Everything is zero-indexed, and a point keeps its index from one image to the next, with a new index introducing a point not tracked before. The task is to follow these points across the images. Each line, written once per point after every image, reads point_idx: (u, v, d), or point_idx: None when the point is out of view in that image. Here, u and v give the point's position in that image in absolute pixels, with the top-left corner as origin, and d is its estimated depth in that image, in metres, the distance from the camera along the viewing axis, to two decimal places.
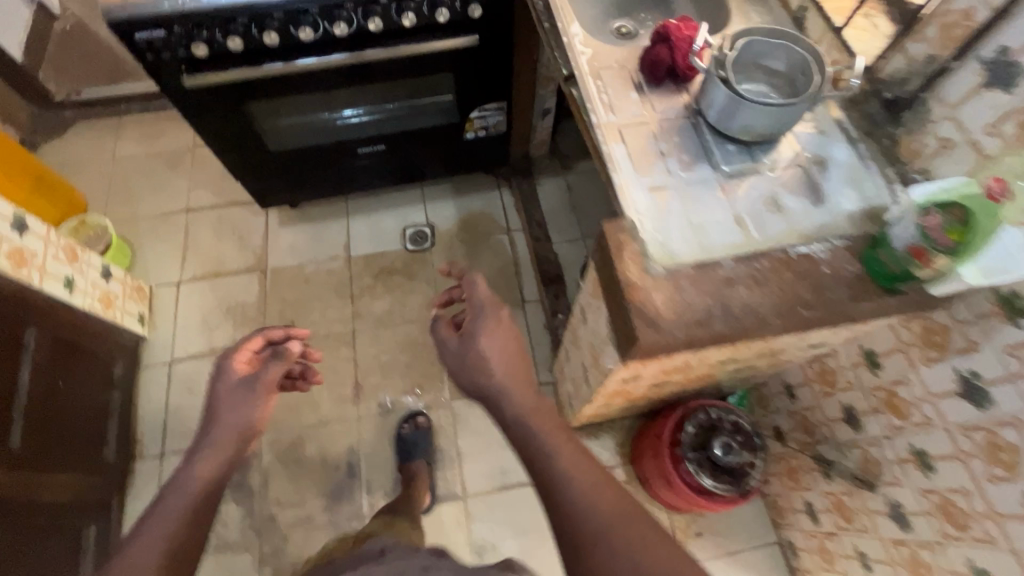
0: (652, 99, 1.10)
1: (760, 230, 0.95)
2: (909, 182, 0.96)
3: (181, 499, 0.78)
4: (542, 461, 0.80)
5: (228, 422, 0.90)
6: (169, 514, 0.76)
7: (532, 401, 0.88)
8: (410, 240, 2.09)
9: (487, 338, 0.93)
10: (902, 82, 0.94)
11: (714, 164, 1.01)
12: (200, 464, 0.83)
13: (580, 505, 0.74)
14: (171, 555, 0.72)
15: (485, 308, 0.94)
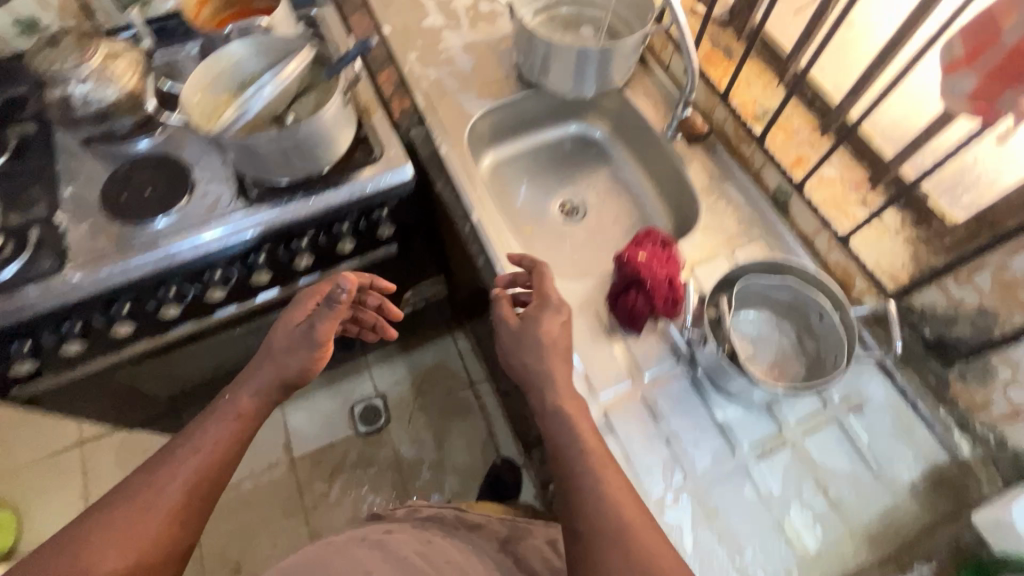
0: (637, 351, 0.87)
1: (815, 540, 0.74)
2: (971, 432, 0.77)
3: (167, 482, 0.64)
4: (611, 513, 0.62)
5: (269, 372, 0.76)
6: (160, 475, 0.65)
7: (600, 445, 0.69)
8: (360, 421, 1.79)
9: (551, 322, 0.76)
10: (946, 322, 0.75)
11: (732, 444, 0.80)
12: (216, 427, 0.70)
13: (644, 556, 0.59)
14: (164, 532, 0.62)
15: (558, 332, 0.76)
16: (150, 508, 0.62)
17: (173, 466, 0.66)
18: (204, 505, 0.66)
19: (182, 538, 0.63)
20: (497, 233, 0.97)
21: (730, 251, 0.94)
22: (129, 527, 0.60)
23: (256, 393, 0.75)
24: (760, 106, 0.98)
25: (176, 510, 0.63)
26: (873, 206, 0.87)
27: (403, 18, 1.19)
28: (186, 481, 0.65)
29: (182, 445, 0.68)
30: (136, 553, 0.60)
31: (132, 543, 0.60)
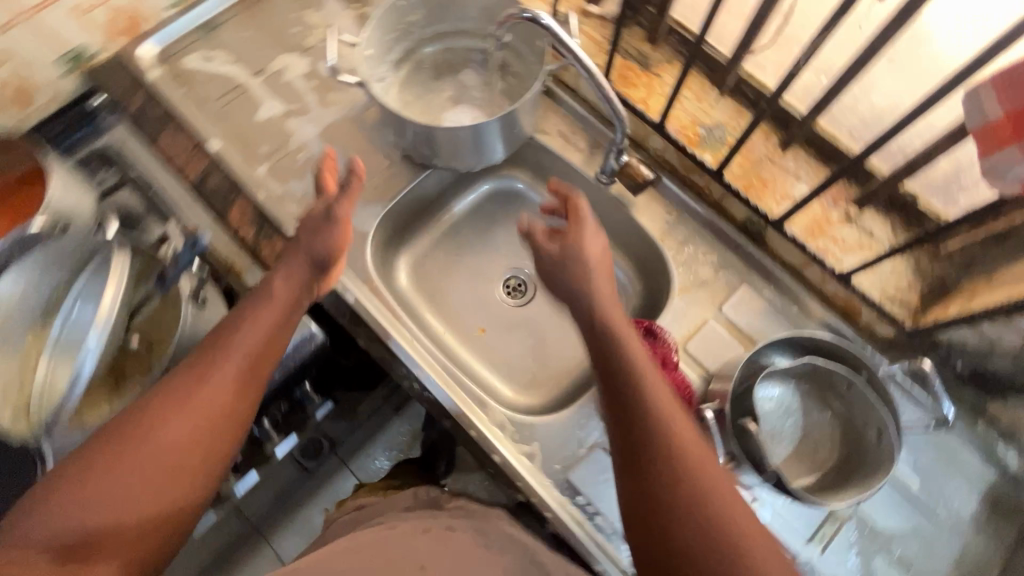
0: None
1: None
2: (1018, 443, 0.72)
3: (204, 396, 0.58)
4: (654, 407, 0.55)
5: (301, 265, 0.70)
6: (173, 419, 0.55)
7: (613, 303, 0.67)
8: None
9: (592, 240, 0.71)
10: (986, 355, 0.67)
11: (793, 548, 0.71)
12: (263, 313, 0.65)
13: (677, 450, 0.52)
14: (193, 443, 0.56)
15: (587, 220, 0.71)
16: (176, 446, 0.55)
17: (211, 376, 0.59)
18: (244, 425, 0.60)
19: (216, 460, 0.57)
20: (455, 385, 0.77)
21: (718, 309, 0.82)
22: (153, 474, 0.53)
23: (298, 287, 0.69)
24: (701, 124, 0.82)
25: (206, 433, 0.57)
26: (858, 221, 0.77)
27: (231, 119, 0.91)
28: (231, 389, 0.59)
29: (230, 344, 0.61)
30: (178, 477, 0.54)
31: (150, 464, 0.53)
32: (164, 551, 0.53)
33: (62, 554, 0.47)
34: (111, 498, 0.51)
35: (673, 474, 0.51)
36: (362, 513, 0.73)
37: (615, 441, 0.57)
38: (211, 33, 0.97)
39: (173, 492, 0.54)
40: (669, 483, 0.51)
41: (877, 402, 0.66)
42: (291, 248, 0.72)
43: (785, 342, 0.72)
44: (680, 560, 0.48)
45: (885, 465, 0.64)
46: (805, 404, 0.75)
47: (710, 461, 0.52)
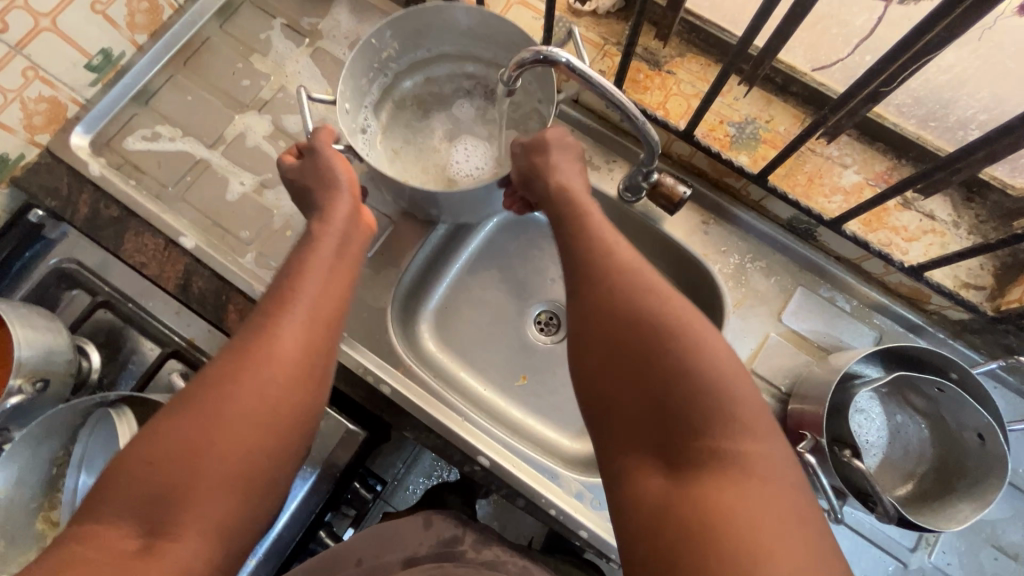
0: None
1: None
2: None
3: (274, 347, 0.50)
4: (617, 275, 0.51)
5: (333, 236, 0.61)
6: (247, 381, 0.48)
7: (597, 214, 0.59)
8: None
9: (560, 142, 0.64)
10: None
11: (900, 558, 0.69)
12: (313, 278, 0.56)
13: (677, 326, 0.47)
14: (279, 414, 0.49)
15: (555, 141, 0.64)
16: (248, 403, 0.47)
17: (282, 326, 0.52)
18: (319, 375, 0.53)
19: (297, 405, 0.50)
20: (520, 461, 0.71)
21: (778, 320, 0.76)
22: (241, 434, 0.46)
23: (345, 226, 0.62)
24: (730, 122, 0.74)
25: (290, 394, 0.50)
26: (917, 204, 0.70)
27: (199, 204, 0.79)
28: (298, 340, 0.52)
29: (292, 294, 0.54)
30: (267, 434, 0.48)
31: (233, 426, 0.46)
32: (250, 519, 0.47)
33: (156, 504, 0.43)
34: (217, 461, 0.45)
35: (671, 331, 0.46)
36: (378, 541, 0.66)
37: (589, 358, 0.50)
38: (150, 104, 0.84)
39: (259, 452, 0.47)
40: (654, 355, 0.46)
41: (973, 407, 0.62)
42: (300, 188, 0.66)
43: (868, 355, 0.67)
44: (695, 437, 0.43)
45: (994, 472, 0.61)
46: (886, 406, 0.72)
47: (716, 348, 0.46)
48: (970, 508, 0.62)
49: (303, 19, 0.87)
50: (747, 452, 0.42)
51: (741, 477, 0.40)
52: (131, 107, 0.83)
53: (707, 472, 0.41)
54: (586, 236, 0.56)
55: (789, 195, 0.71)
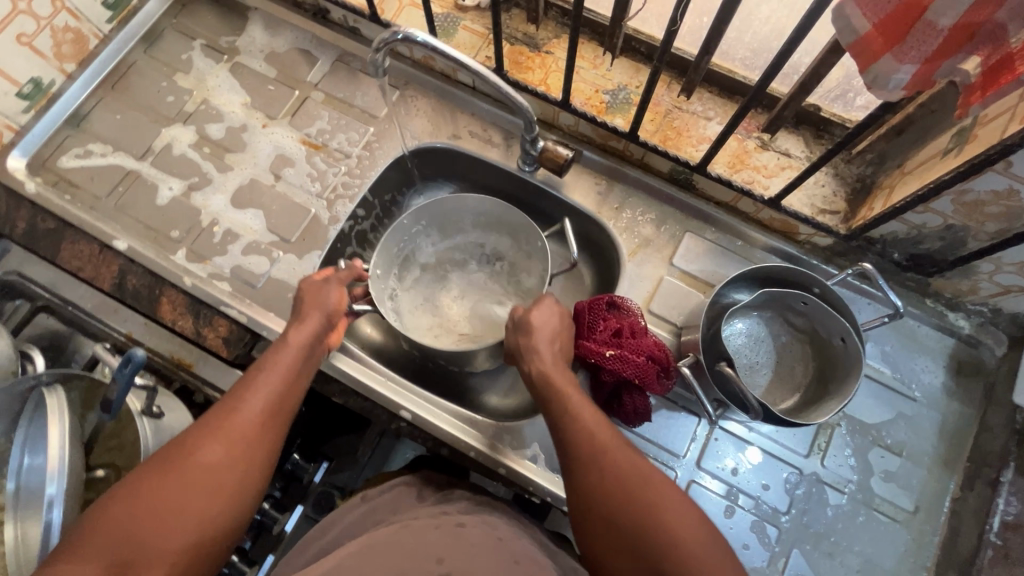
0: (651, 435, 0.76)
1: (908, 500, 0.74)
2: (964, 309, 0.77)
3: (234, 421, 0.55)
4: (587, 425, 0.57)
5: (303, 334, 0.65)
6: (205, 448, 0.53)
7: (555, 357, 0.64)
8: None
9: (545, 319, 0.66)
10: (915, 241, 0.70)
11: (796, 465, 0.75)
12: (278, 369, 0.61)
13: (624, 480, 0.53)
14: (226, 485, 0.52)
15: (540, 323, 0.66)
16: (197, 469, 0.51)
17: (249, 404, 0.57)
18: (266, 455, 0.56)
19: (240, 480, 0.53)
20: (440, 413, 0.76)
21: (670, 264, 0.83)
22: (185, 496, 0.50)
23: (315, 334, 0.66)
24: (605, 91, 0.82)
25: (238, 464, 0.54)
26: (774, 145, 0.79)
27: (132, 211, 0.86)
28: (256, 415, 0.57)
29: (259, 374, 0.59)
30: (209, 502, 0.51)
31: (183, 491, 0.50)
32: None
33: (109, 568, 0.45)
34: (155, 525, 0.48)
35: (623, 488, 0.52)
36: (380, 504, 0.67)
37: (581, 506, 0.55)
38: (82, 127, 0.90)
39: (198, 518, 0.50)
40: (623, 503, 0.51)
41: (830, 313, 0.69)
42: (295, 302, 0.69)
43: (740, 278, 0.74)
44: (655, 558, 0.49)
45: (854, 369, 0.68)
46: (772, 329, 0.78)
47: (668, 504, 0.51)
48: (837, 403, 0.68)
49: (221, 38, 0.95)
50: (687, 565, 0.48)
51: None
52: (65, 130, 0.90)
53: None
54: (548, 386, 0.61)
55: (660, 148, 0.79)
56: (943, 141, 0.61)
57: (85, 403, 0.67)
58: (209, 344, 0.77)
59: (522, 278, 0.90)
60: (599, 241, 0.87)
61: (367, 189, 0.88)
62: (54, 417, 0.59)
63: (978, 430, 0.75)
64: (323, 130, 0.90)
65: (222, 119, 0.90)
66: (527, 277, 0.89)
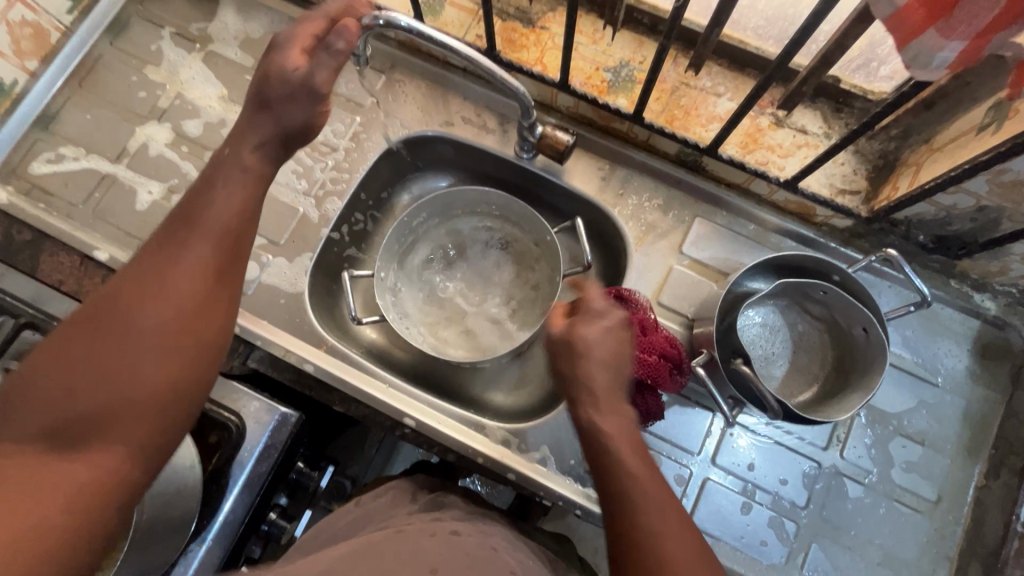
0: (664, 433, 0.73)
1: (929, 489, 0.72)
2: (991, 290, 0.73)
3: (197, 232, 0.48)
4: (610, 439, 0.51)
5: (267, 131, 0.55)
6: (132, 301, 0.45)
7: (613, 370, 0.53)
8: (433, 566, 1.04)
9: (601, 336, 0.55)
10: (942, 222, 0.66)
11: (814, 458, 0.73)
12: (225, 190, 0.51)
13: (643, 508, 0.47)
14: (162, 336, 0.45)
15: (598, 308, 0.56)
16: (129, 319, 0.45)
17: (208, 219, 0.49)
18: (235, 266, 0.50)
19: (208, 307, 0.48)
20: (445, 418, 0.74)
21: (680, 253, 0.79)
22: (120, 359, 0.44)
23: (259, 158, 0.54)
24: (606, 68, 0.76)
25: (190, 313, 0.46)
26: (789, 121, 0.73)
27: (111, 218, 0.81)
28: (222, 225, 0.49)
29: (214, 188, 0.51)
30: (152, 359, 0.45)
31: (112, 354, 0.44)
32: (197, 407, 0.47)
33: (56, 430, 0.42)
34: (86, 390, 0.43)
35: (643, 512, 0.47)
36: (372, 510, 0.65)
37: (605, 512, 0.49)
38: (52, 129, 0.85)
39: (144, 379, 0.44)
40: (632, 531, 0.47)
41: (852, 303, 0.65)
42: (253, 103, 0.55)
43: (756, 267, 0.70)
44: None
45: (877, 362, 0.64)
46: (788, 318, 0.75)
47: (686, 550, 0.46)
48: (859, 398, 0.65)
49: (191, 25, 0.88)
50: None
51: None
52: (34, 133, 0.84)
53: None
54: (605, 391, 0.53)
55: (666, 129, 0.74)
56: (979, 114, 0.56)
57: None
58: None
59: (534, 278, 0.86)
60: (603, 229, 0.83)
61: (356, 185, 0.83)
62: None
63: (1004, 416, 0.72)
64: None
65: (198, 114, 0.85)
66: (533, 269, 0.87)
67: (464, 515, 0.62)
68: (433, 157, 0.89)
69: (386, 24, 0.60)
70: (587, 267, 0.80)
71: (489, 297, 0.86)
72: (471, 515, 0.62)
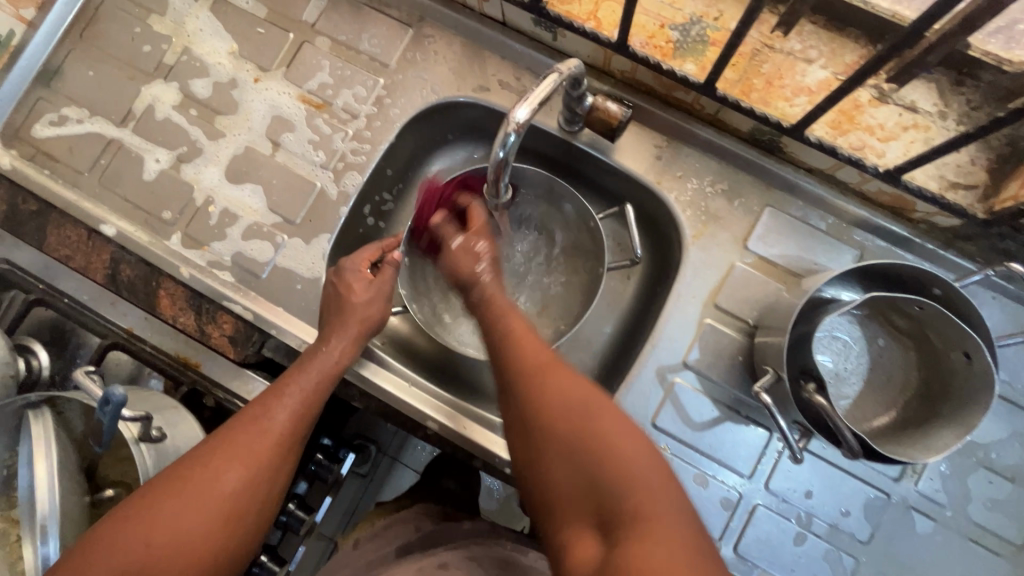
0: (714, 452, 0.66)
1: (1015, 531, 0.63)
2: None
3: (251, 428, 0.55)
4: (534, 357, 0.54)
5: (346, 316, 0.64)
6: (186, 473, 0.51)
7: (538, 348, 0.55)
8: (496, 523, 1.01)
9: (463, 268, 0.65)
10: None
11: (883, 490, 0.64)
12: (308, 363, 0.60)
13: (601, 439, 0.46)
14: (190, 527, 0.49)
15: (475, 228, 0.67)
16: (174, 496, 0.50)
17: (266, 419, 0.56)
18: (277, 459, 0.55)
19: (252, 501, 0.53)
20: (472, 423, 0.68)
21: (744, 249, 0.68)
22: (161, 538, 0.48)
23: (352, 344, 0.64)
24: (672, 26, 0.64)
25: (255, 476, 0.53)
26: (896, 96, 0.61)
27: (118, 189, 0.75)
28: (275, 425, 0.56)
29: (284, 386, 0.58)
30: (175, 549, 0.48)
31: (154, 522, 0.48)
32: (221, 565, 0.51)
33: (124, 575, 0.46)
34: (118, 560, 0.47)
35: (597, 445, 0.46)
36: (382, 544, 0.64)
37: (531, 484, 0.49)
38: (53, 85, 0.77)
39: (212, 521, 0.50)
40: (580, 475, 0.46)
41: (956, 323, 0.55)
42: (327, 305, 0.66)
43: (840, 274, 0.59)
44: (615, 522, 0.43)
45: (980, 395, 0.55)
46: (867, 330, 0.65)
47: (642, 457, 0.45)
48: (953, 435, 0.56)
49: None
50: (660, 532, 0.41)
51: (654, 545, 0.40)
52: (35, 90, 0.77)
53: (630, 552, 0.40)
54: (525, 354, 0.54)
55: (743, 102, 0.62)
56: None
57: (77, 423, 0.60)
58: (214, 344, 0.70)
59: (574, 266, 0.77)
60: (655, 216, 0.73)
61: (378, 158, 0.75)
62: (40, 449, 0.52)
63: None
64: (326, 84, 0.75)
65: (207, 72, 0.76)
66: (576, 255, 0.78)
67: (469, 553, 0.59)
68: (465, 124, 0.80)
69: (517, 142, 0.53)
70: (637, 260, 0.71)
71: (525, 286, 0.79)
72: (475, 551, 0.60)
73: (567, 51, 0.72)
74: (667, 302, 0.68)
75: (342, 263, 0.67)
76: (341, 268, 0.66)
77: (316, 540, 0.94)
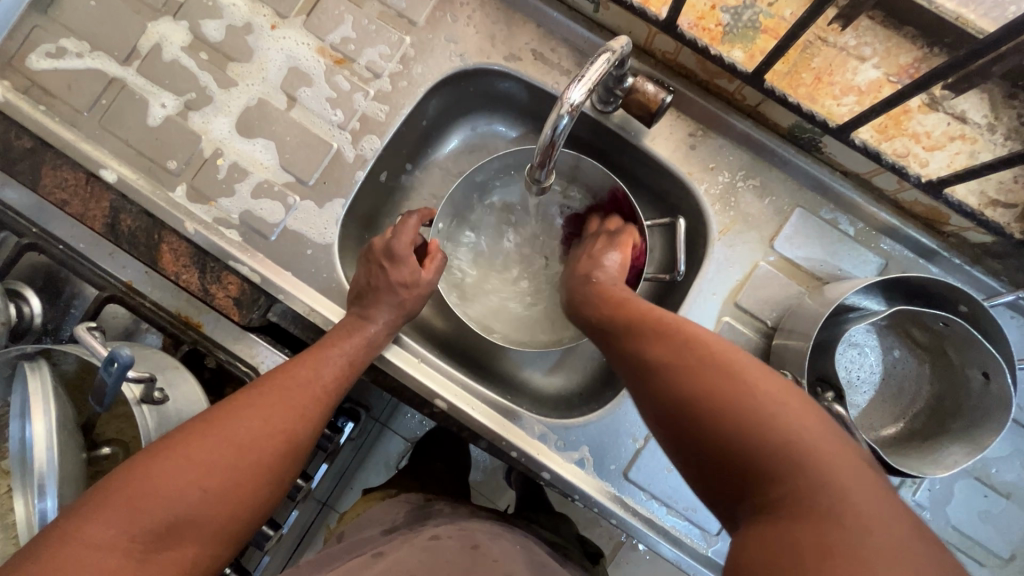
0: None
1: (1003, 545, 0.64)
2: None
3: (303, 388, 0.54)
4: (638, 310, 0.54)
5: (386, 298, 0.62)
6: (243, 423, 0.50)
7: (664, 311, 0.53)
8: (489, 498, 1.02)
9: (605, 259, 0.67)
10: None
11: None
12: (345, 338, 0.59)
13: (746, 401, 0.42)
14: (243, 477, 0.49)
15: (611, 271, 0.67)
16: (229, 443, 0.49)
17: (316, 380, 0.56)
18: (322, 421, 0.55)
19: (285, 467, 0.52)
20: (480, 404, 0.67)
21: (770, 247, 0.67)
22: (214, 485, 0.47)
23: (389, 324, 0.63)
24: (723, 8, 0.62)
25: (289, 441, 0.52)
26: (947, 104, 0.59)
27: (119, 132, 0.70)
28: (324, 387, 0.56)
29: (331, 349, 0.58)
30: (228, 496, 0.47)
31: (211, 469, 0.47)
32: (245, 528, 0.49)
33: (152, 533, 0.43)
34: (170, 502, 0.44)
35: (733, 407, 0.42)
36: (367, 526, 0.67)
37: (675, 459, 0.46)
38: (51, 14, 0.71)
39: (245, 479, 0.49)
40: (720, 452, 0.42)
41: (981, 342, 0.54)
42: (360, 290, 0.63)
43: (874, 285, 0.58)
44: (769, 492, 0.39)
45: (996, 416, 0.55)
46: (883, 340, 0.65)
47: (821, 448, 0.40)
48: (963, 453, 0.56)
49: None
50: (850, 537, 0.35)
51: (843, 531, 0.35)
52: (30, 17, 0.71)
53: (786, 535, 0.36)
54: (649, 318, 0.52)
55: (789, 97, 0.59)
56: None
57: (81, 373, 0.58)
58: (218, 305, 0.67)
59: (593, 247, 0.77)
60: (683, 207, 0.71)
61: (399, 122, 0.71)
62: (38, 406, 0.49)
63: None
64: (348, 38, 0.71)
65: (220, 14, 0.71)
66: None
67: (462, 526, 0.61)
68: (491, 93, 0.76)
69: (569, 125, 0.50)
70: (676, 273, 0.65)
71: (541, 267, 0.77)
72: (466, 523, 0.62)
73: (607, 25, 0.68)
74: (689, 298, 0.67)
75: (389, 243, 0.63)
76: (389, 248, 0.63)
77: (309, 502, 0.94)
